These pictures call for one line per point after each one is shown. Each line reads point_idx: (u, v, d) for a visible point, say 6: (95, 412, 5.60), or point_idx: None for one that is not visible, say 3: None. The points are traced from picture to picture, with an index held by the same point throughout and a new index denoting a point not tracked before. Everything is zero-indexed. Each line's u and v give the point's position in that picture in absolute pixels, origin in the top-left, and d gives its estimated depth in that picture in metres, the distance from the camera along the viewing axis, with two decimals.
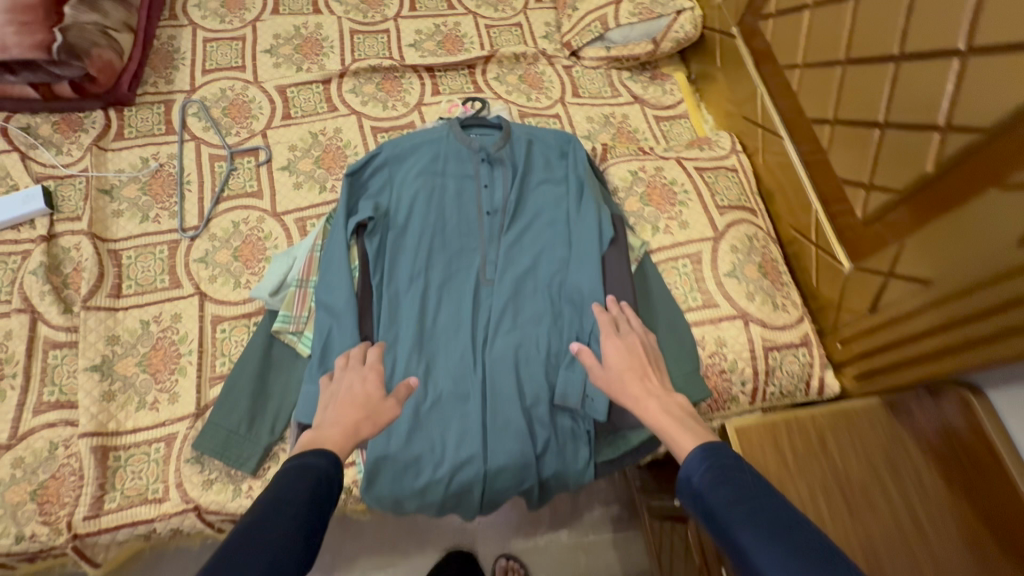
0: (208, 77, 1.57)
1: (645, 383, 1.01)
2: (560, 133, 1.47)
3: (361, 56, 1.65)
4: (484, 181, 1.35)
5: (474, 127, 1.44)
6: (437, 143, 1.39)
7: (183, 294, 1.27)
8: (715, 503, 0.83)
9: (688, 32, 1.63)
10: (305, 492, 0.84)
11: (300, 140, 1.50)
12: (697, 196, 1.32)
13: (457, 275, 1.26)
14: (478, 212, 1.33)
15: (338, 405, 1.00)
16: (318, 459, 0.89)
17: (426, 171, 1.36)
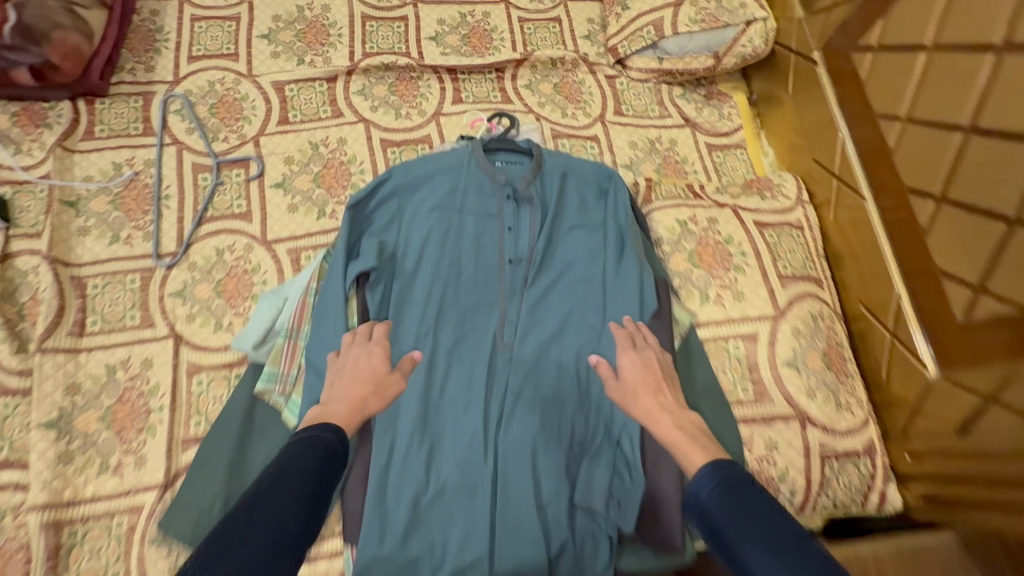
0: (195, 65, 1.35)
1: (659, 399, 0.94)
2: (599, 165, 1.26)
3: (373, 49, 1.42)
4: (508, 223, 1.16)
5: (499, 151, 1.23)
6: (455, 172, 1.19)
7: (157, 336, 1.11)
8: (724, 522, 0.75)
9: (758, 46, 1.38)
10: (310, 464, 0.78)
11: (297, 150, 1.30)
12: (756, 260, 1.12)
13: (471, 338, 1.09)
14: (499, 260, 1.14)
15: (346, 379, 0.95)
16: (324, 433, 0.83)
17: (442, 206, 1.16)
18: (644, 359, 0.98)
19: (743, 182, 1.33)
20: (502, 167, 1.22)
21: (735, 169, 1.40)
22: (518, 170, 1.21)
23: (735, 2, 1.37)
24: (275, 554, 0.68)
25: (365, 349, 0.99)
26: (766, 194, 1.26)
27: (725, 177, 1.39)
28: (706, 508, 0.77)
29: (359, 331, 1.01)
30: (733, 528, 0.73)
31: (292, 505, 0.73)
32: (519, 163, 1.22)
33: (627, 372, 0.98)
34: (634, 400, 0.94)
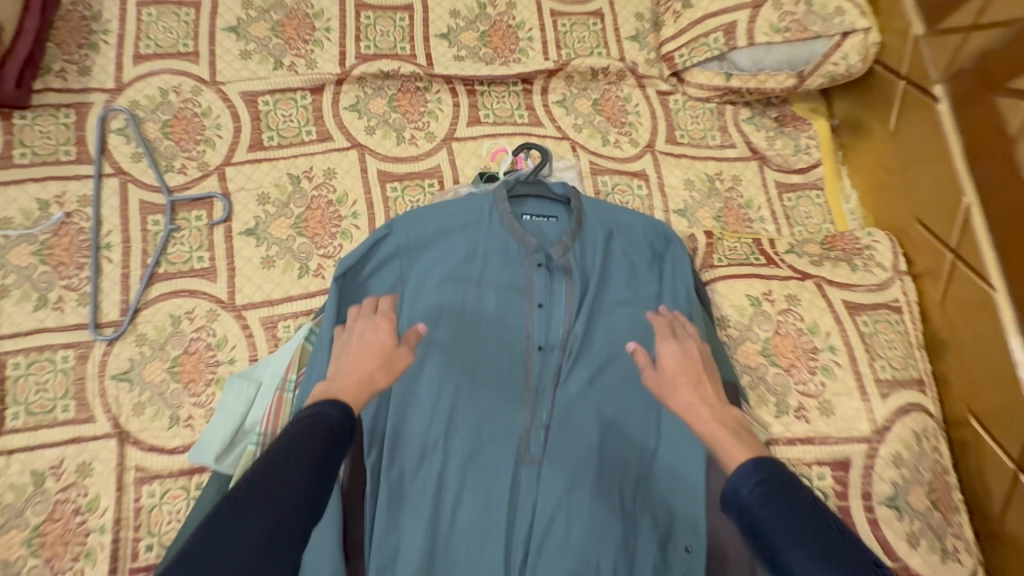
0: (142, 67, 1.07)
1: (700, 391, 0.79)
2: (651, 219, 1.01)
3: (368, 49, 1.13)
4: (539, 299, 0.92)
5: (529, 198, 0.98)
6: (473, 230, 0.94)
7: (96, 433, 0.89)
8: (767, 525, 0.60)
9: (854, 63, 1.09)
10: (320, 446, 0.63)
11: (274, 185, 1.04)
12: (847, 358, 0.91)
13: (490, 448, 0.88)
14: (527, 347, 0.91)
15: (352, 354, 0.80)
16: (331, 409, 0.67)
17: (457, 274, 0.92)
18: (686, 351, 0.84)
19: (821, 238, 1.08)
20: (532, 221, 0.96)
21: (809, 216, 1.15)
22: (552, 227, 0.96)
23: (831, 5, 1.08)
24: (273, 546, 0.54)
25: (370, 323, 0.84)
26: (854, 260, 1.02)
27: (797, 227, 1.14)
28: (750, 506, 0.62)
29: (363, 302, 0.87)
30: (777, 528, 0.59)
31: (291, 488, 0.58)
32: (554, 217, 0.97)
33: (667, 361, 0.83)
34: (673, 393, 0.80)
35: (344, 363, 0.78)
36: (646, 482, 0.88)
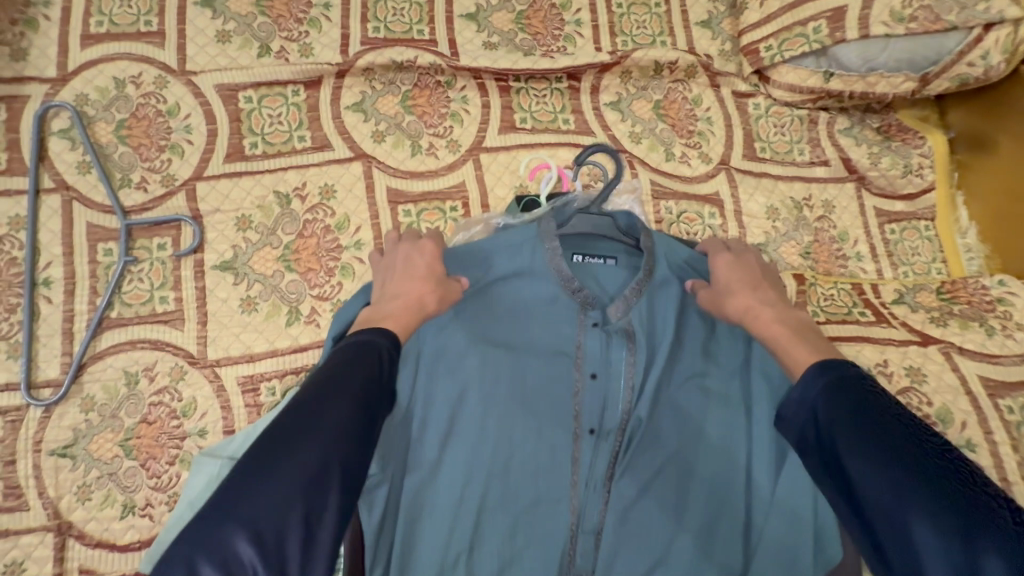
0: (93, 52, 0.85)
1: (759, 293, 0.72)
2: (736, 250, 0.79)
3: (377, 33, 0.90)
4: (592, 368, 0.72)
5: (584, 232, 0.76)
6: (512, 264, 0.74)
7: (31, 525, 0.70)
8: (834, 430, 0.49)
9: (995, 64, 0.86)
10: (369, 375, 0.52)
11: (258, 206, 0.83)
12: (990, 457, 0.71)
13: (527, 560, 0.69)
14: (576, 430, 0.71)
15: (400, 277, 0.69)
16: (379, 337, 0.57)
17: (488, 330, 0.73)
18: (739, 262, 0.75)
19: (938, 285, 0.86)
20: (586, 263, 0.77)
21: (917, 253, 0.93)
22: (612, 277, 0.77)
23: None
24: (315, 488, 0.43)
25: (414, 248, 0.73)
26: (988, 321, 0.81)
27: (903, 267, 0.92)
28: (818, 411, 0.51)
29: (406, 230, 0.77)
30: (838, 428, 0.48)
31: (338, 417, 0.48)
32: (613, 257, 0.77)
33: (721, 272, 0.74)
34: (729, 297, 0.72)
35: (388, 287, 0.70)
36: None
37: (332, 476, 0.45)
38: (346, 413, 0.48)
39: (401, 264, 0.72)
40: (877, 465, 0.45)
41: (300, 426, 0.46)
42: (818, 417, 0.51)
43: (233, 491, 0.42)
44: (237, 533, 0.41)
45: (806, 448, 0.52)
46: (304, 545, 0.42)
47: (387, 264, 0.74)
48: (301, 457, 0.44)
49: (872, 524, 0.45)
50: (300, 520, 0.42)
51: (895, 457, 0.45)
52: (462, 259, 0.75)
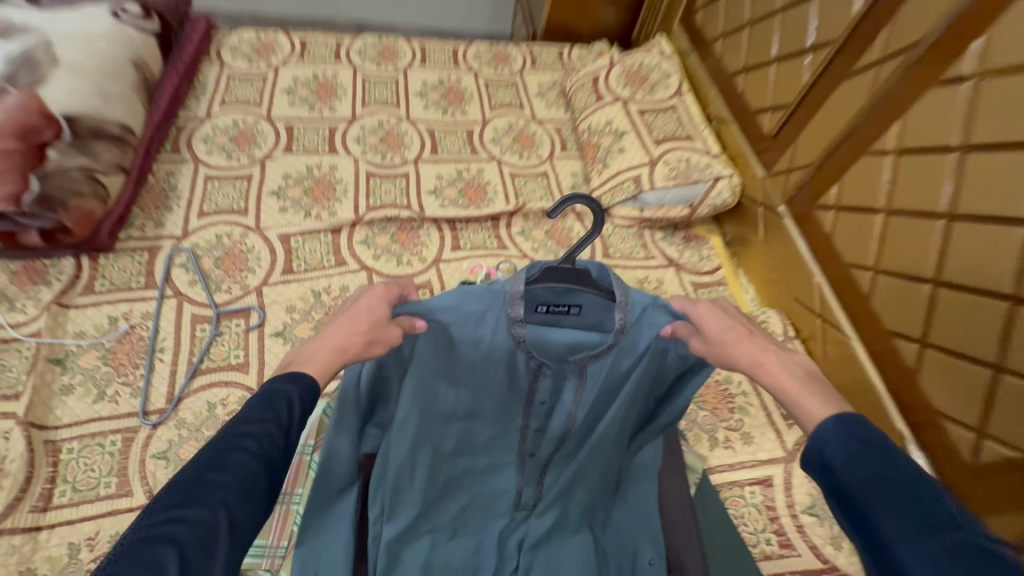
0: (204, 221, 1.42)
1: (752, 340, 0.79)
2: (718, 300, 0.84)
3: (376, 203, 1.52)
4: (543, 396, 0.92)
5: (547, 268, 0.82)
6: (467, 311, 0.82)
7: (133, 505, 1.01)
8: (852, 483, 0.60)
9: (726, 197, 1.53)
10: (271, 430, 0.66)
11: (300, 299, 1.32)
12: (758, 400, 1.16)
13: (478, 500, 1.00)
14: (524, 427, 0.95)
15: (344, 320, 0.77)
16: (290, 386, 0.71)
17: (451, 364, 0.88)
18: (725, 314, 0.81)
19: None
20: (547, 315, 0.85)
21: None
22: (564, 333, 0.86)
23: (703, 162, 1.55)
24: (202, 541, 0.55)
25: (371, 299, 0.79)
26: None
27: None
28: (830, 463, 0.63)
29: (380, 289, 0.80)
30: (860, 486, 0.59)
31: (234, 479, 0.61)
32: (575, 307, 0.85)
33: (710, 324, 0.80)
34: (727, 353, 0.77)
35: (329, 329, 0.77)
36: (616, 513, 1.01)
37: (218, 531, 0.57)
38: (236, 472, 0.61)
39: (348, 308, 0.78)
40: (903, 525, 0.55)
41: (196, 489, 0.59)
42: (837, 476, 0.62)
43: (132, 540, 0.53)
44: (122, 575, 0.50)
45: (831, 501, 0.63)
46: None
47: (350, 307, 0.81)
48: (194, 515, 0.57)
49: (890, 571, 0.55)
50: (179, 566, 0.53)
51: (904, 513, 0.56)
52: (413, 308, 0.81)
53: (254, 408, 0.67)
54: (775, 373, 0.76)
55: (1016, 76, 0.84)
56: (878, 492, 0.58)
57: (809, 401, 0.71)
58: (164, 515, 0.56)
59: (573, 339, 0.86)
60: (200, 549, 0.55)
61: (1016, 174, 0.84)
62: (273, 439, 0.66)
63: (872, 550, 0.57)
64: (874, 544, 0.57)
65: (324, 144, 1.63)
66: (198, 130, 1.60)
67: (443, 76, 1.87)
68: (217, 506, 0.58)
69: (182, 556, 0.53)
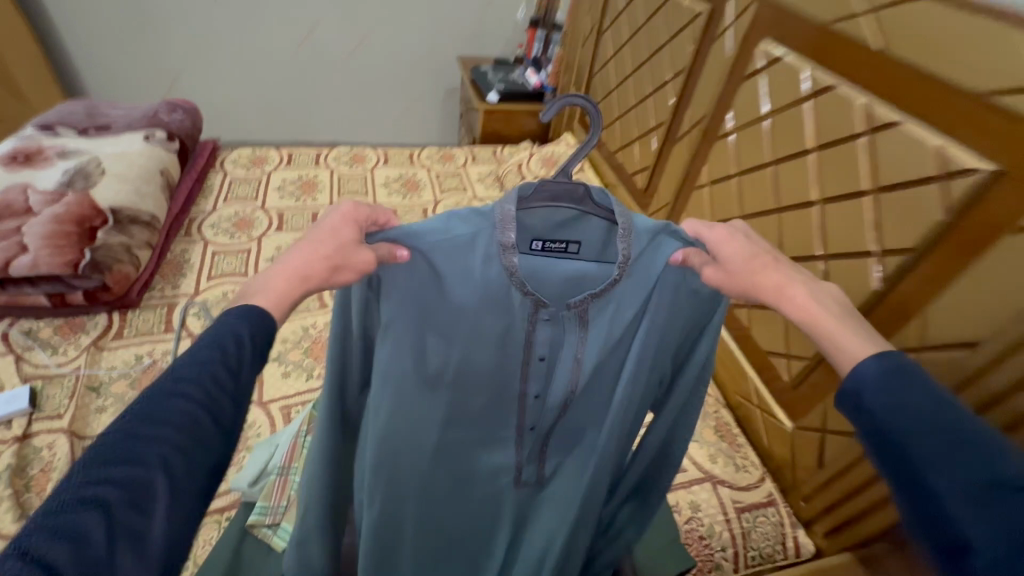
0: (213, 283, 1.77)
1: (780, 269, 0.80)
2: (742, 231, 0.84)
3: None
4: (541, 352, 0.90)
5: (551, 193, 0.84)
6: (453, 236, 0.82)
7: None
8: (899, 434, 0.63)
9: None
10: (211, 379, 0.62)
11: (291, 332, 1.65)
12: None
13: (472, 471, 1.04)
14: (523, 393, 0.93)
15: (310, 243, 0.75)
16: (236, 328, 0.67)
17: (441, 311, 0.87)
18: (752, 246, 0.81)
19: None
20: (544, 252, 0.88)
21: None
22: (563, 266, 0.88)
23: None
24: (136, 499, 0.52)
25: (337, 222, 0.76)
26: None
27: None
28: (871, 411, 0.65)
29: (347, 211, 0.78)
30: (913, 439, 0.61)
31: (168, 433, 0.56)
32: (575, 242, 0.89)
33: (735, 258, 0.80)
34: (758, 282, 0.79)
35: (292, 252, 0.76)
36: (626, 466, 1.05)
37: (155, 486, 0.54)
38: (177, 422, 0.58)
39: (321, 226, 0.77)
40: (956, 478, 0.58)
41: (125, 444, 0.54)
42: (882, 429, 0.65)
43: (54, 500, 0.49)
44: (45, 536, 0.47)
45: (879, 453, 0.66)
46: (112, 545, 0.49)
47: (314, 229, 0.77)
48: (125, 472, 0.53)
49: (940, 522, 0.59)
50: (107, 526, 0.50)
51: (956, 471, 0.58)
52: (392, 236, 0.81)
53: (204, 353, 0.63)
54: (802, 306, 0.77)
55: (746, 128, 1.35)
56: (929, 447, 0.60)
57: (845, 335, 0.73)
58: (94, 470, 0.52)
59: (574, 275, 0.88)
60: (137, 507, 0.52)
61: (761, 183, 1.31)
62: (223, 391, 0.62)
63: (920, 503, 0.61)
64: (925, 498, 0.60)
65: (309, 223, 2.06)
66: (206, 219, 2.01)
67: (403, 171, 2.40)
68: (156, 461, 0.55)
69: (115, 509, 0.51)
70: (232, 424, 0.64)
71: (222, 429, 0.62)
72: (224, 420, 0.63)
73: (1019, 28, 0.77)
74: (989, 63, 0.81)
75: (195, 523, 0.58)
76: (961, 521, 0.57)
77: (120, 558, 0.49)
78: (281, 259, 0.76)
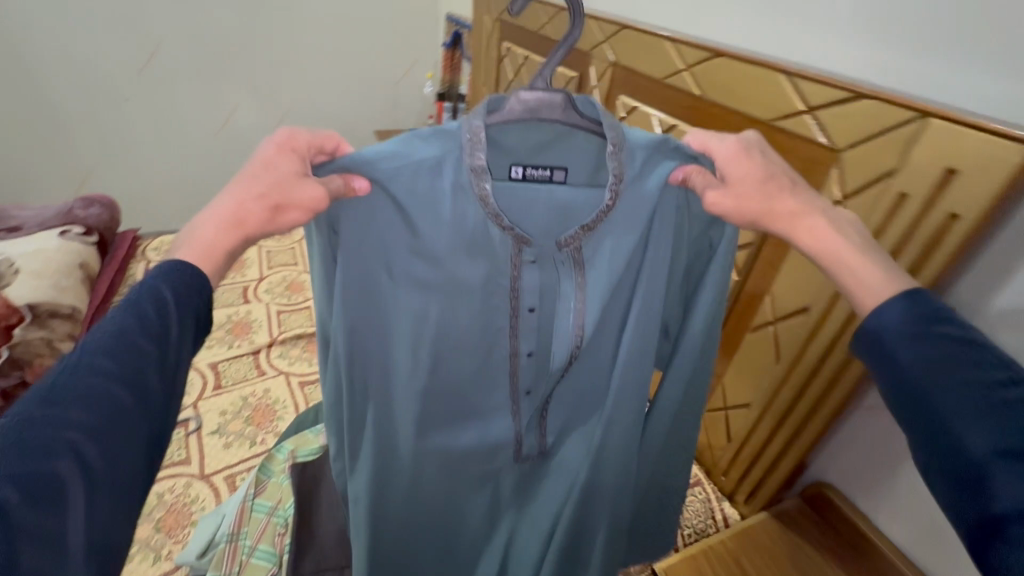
0: None
1: (797, 191, 0.80)
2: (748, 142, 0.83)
3: (287, 328, 1.96)
4: (530, 302, 0.94)
5: (537, 111, 0.84)
6: (416, 164, 0.84)
7: None
8: (919, 372, 0.65)
9: None
10: (129, 358, 0.61)
11: (230, 404, 1.66)
12: None
13: (475, 439, 1.07)
14: (514, 352, 0.98)
15: (244, 182, 0.74)
16: (153, 298, 0.65)
17: (414, 255, 0.89)
18: (762, 171, 0.80)
19: None
20: (527, 181, 0.90)
21: None
22: (549, 194, 0.90)
23: None
24: (40, 492, 0.51)
25: (276, 157, 0.76)
26: None
27: None
28: (895, 351, 0.67)
29: (282, 142, 0.77)
30: (936, 376, 0.63)
31: (78, 417, 0.56)
32: (561, 170, 0.91)
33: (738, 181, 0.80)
34: (773, 209, 0.79)
35: (222, 195, 0.75)
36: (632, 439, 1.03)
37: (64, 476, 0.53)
38: (90, 405, 0.57)
39: (257, 161, 0.76)
40: (976, 412, 0.60)
41: (28, 431, 0.53)
42: (904, 369, 0.66)
43: None
44: None
45: (895, 393, 0.68)
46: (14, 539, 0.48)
47: (248, 169, 0.76)
48: (26, 461, 0.52)
49: (951, 454, 0.61)
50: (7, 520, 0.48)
51: (979, 403, 0.60)
52: (345, 165, 0.81)
53: (121, 325, 0.62)
54: (818, 235, 0.78)
55: None
56: (952, 381, 0.62)
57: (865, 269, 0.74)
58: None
59: (562, 204, 0.91)
60: (44, 500, 0.51)
61: None
62: (143, 369, 0.62)
63: (934, 439, 0.63)
64: (941, 432, 0.62)
65: (240, 297, 2.09)
66: None
67: None
68: (65, 445, 0.54)
69: (20, 502, 0.50)
70: (158, 404, 0.63)
71: (145, 410, 0.61)
72: (148, 404, 0.62)
73: (780, 72, 1.04)
74: (765, 98, 1.09)
75: (115, 513, 0.58)
76: (975, 449, 0.59)
77: (22, 551, 0.48)
78: (216, 207, 0.74)
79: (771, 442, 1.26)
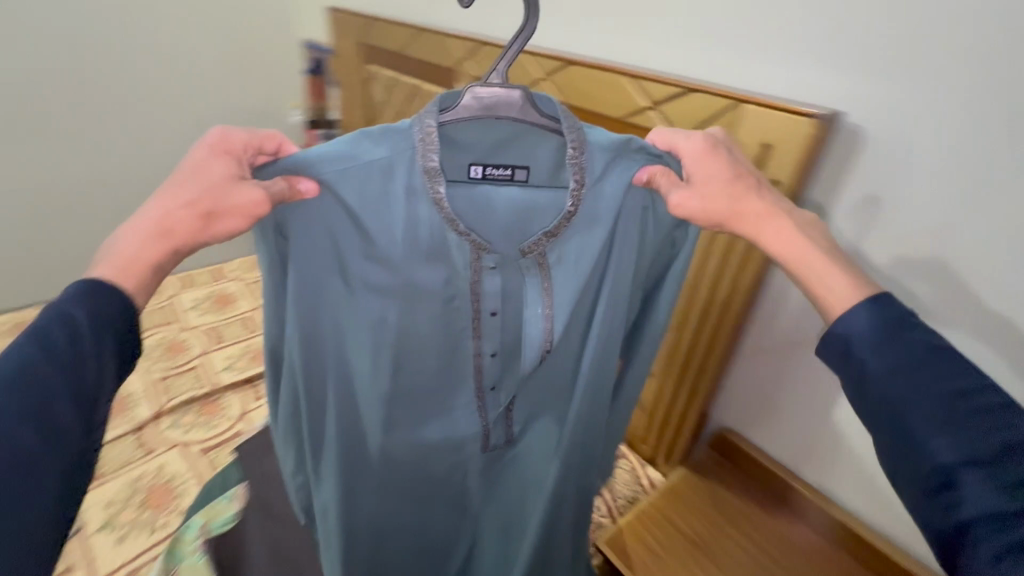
0: None
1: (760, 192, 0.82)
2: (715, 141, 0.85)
3: (174, 395, 1.75)
4: (492, 306, 0.92)
5: (494, 111, 0.82)
6: (365, 166, 0.81)
7: None
8: (886, 381, 0.66)
9: None
10: (37, 399, 0.61)
11: (117, 492, 1.45)
12: None
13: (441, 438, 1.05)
14: (479, 353, 0.95)
15: (176, 189, 0.74)
16: (61, 326, 0.64)
17: (368, 260, 0.87)
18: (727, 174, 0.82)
19: None
20: (485, 180, 0.90)
21: None
22: (505, 193, 0.91)
23: None
24: None
25: (210, 162, 0.75)
26: None
27: None
28: (863, 359, 0.68)
29: (217, 144, 0.76)
30: (904, 383, 0.65)
31: None
32: (521, 169, 0.90)
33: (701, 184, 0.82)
34: (741, 209, 0.81)
35: (153, 202, 0.74)
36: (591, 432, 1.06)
37: None
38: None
39: (189, 166, 0.75)
40: (941, 416, 0.62)
41: None
42: (872, 377, 0.67)
43: None
44: None
45: (860, 399, 0.69)
46: None
47: (179, 175, 0.75)
48: None
49: (917, 461, 0.63)
50: None
51: (943, 409, 0.63)
52: (289, 165, 0.79)
53: (28, 356, 0.62)
54: (783, 236, 0.80)
55: None
56: (919, 388, 0.64)
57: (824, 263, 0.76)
58: None
59: (524, 206, 0.91)
60: None
61: None
62: (53, 406, 0.61)
63: (901, 446, 0.65)
64: (906, 439, 0.64)
65: None
66: None
67: (211, 287, 2.26)
68: None
69: None
70: (77, 440, 0.64)
71: (58, 450, 0.61)
72: (61, 441, 0.62)
73: (621, 76, 1.18)
74: (613, 99, 1.22)
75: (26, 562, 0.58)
76: (941, 456, 0.61)
77: None
78: (147, 215, 0.73)
79: (677, 400, 1.39)
